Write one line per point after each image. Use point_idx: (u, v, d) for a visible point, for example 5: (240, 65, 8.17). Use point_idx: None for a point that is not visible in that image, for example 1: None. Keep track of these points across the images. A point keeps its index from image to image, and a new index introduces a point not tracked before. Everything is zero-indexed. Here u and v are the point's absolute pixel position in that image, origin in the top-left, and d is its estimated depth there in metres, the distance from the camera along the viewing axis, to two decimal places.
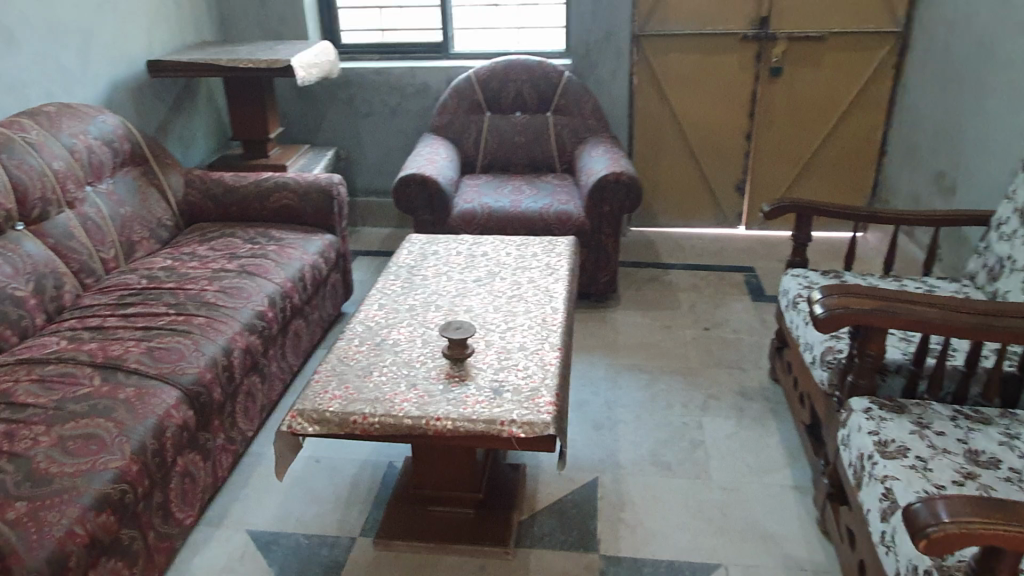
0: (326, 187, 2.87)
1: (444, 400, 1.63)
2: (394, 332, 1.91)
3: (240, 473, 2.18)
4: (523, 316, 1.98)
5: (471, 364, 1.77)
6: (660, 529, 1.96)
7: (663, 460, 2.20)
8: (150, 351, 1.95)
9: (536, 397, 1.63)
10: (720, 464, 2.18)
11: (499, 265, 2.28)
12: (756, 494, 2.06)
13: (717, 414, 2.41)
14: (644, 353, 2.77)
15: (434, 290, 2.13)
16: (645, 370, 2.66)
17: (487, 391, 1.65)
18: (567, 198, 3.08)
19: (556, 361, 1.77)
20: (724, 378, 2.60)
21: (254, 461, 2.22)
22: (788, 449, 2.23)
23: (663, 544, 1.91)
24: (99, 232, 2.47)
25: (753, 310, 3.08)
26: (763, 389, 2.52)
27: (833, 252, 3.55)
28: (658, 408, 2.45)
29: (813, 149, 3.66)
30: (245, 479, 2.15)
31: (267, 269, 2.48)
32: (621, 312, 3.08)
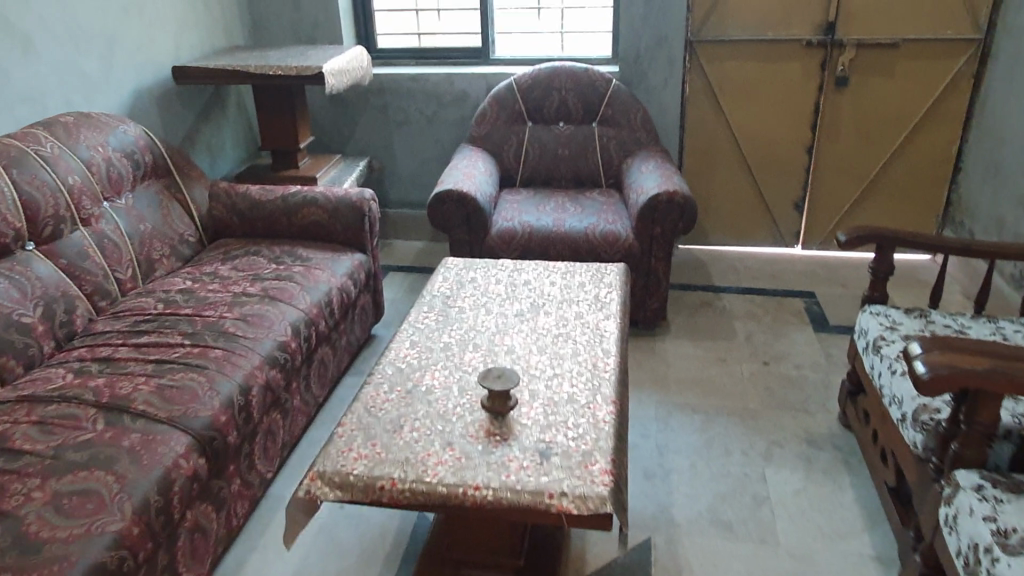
0: (357, 202, 2.68)
1: (483, 463, 1.42)
2: (428, 376, 1.71)
3: (259, 517, 2.00)
4: (571, 359, 1.76)
5: (513, 418, 1.56)
6: None
7: (723, 519, 1.97)
8: (161, 389, 1.78)
9: (590, 463, 1.42)
10: (789, 526, 1.94)
11: (542, 296, 2.08)
12: (832, 565, 1.82)
13: (782, 465, 2.17)
14: (698, 390, 2.54)
15: (471, 326, 1.93)
16: (699, 409, 2.43)
17: (533, 454, 1.44)
18: (614, 217, 2.86)
19: (610, 417, 1.55)
20: (787, 422, 2.36)
21: (274, 504, 2.04)
22: (865, 510, 1.98)
23: None
24: (116, 251, 2.31)
25: (817, 343, 2.83)
26: (833, 437, 2.28)
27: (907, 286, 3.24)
28: (715, 455, 2.21)
29: (879, 165, 3.38)
30: (263, 525, 1.97)
31: (292, 293, 2.30)
32: (671, 342, 2.85)
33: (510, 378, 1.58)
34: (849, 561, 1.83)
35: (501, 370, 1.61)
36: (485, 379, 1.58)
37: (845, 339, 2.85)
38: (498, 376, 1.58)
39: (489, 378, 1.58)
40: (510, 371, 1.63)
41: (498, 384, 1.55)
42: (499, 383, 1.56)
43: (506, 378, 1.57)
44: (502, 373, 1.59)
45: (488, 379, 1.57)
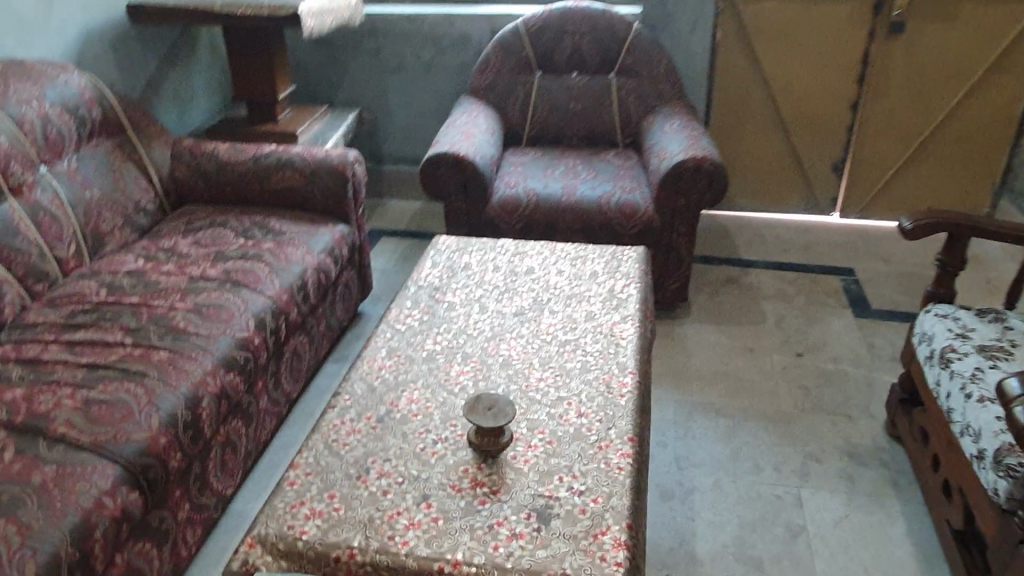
0: (338, 166, 2.34)
1: (466, 529, 1.13)
2: (406, 398, 1.41)
3: (216, 540, 1.74)
4: (578, 379, 1.46)
5: (507, 460, 1.27)
6: None
7: (751, 555, 1.69)
8: (88, 405, 1.49)
9: (600, 532, 1.12)
10: (829, 566, 1.65)
11: (547, 290, 1.76)
12: None
13: (820, 485, 1.87)
14: (723, 386, 2.23)
15: (460, 329, 1.62)
16: (724, 411, 2.13)
17: (529, 517, 1.15)
18: (632, 185, 2.51)
19: (626, 463, 1.25)
20: (826, 429, 2.05)
21: (233, 526, 1.78)
22: (918, 547, 1.70)
23: None
24: (55, 225, 2.00)
25: (857, 329, 2.50)
26: (880, 450, 1.97)
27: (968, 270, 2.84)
28: (743, 470, 1.92)
29: (933, 125, 2.99)
30: (219, 551, 1.71)
31: (258, 277, 1.99)
32: (692, 326, 2.53)
33: (502, 410, 1.28)
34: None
35: (493, 398, 1.31)
36: (470, 411, 1.28)
37: (889, 325, 2.52)
38: (488, 409, 1.28)
39: (475, 411, 1.28)
40: (504, 399, 1.33)
41: (487, 421, 1.25)
42: (488, 418, 1.26)
43: (496, 411, 1.27)
44: (493, 403, 1.30)
45: (473, 412, 1.28)
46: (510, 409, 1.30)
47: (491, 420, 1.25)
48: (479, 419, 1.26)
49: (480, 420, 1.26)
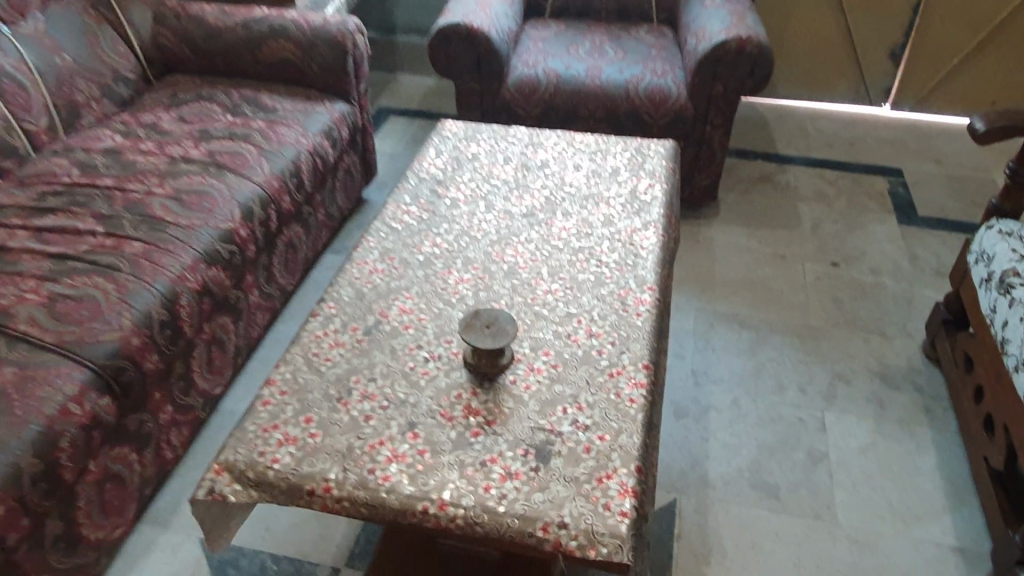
0: (336, 36, 2.09)
1: (456, 466, 1.01)
2: (397, 309, 1.27)
3: (205, 440, 1.67)
4: (591, 293, 1.30)
5: (505, 385, 1.13)
6: None
7: (767, 482, 1.58)
8: (53, 301, 1.37)
9: (605, 475, 1.00)
10: (850, 498, 1.55)
11: (562, 189, 1.57)
12: (900, 559, 1.45)
13: (846, 410, 1.74)
14: (749, 296, 2.06)
15: (462, 230, 1.45)
16: (749, 324, 1.97)
17: (527, 454, 1.03)
18: (665, 68, 2.24)
19: (639, 396, 1.11)
20: (857, 348, 1.90)
21: (223, 426, 1.70)
22: (946, 480, 1.58)
23: None
24: (20, 94, 1.81)
25: (900, 238, 2.29)
26: (914, 373, 1.83)
27: None
28: (765, 390, 1.79)
29: (1011, 8, 2.64)
30: (208, 452, 1.64)
31: (245, 161, 1.81)
32: (719, 228, 2.33)
33: (501, 329, 1.13)
34: (922, 553, 1.46)
35: (492, 313, 1.16)
36: (466, 328, 1.14)
37: (935, 235, 2.31)
38: (485, 327, 1.14)
39: (471, 329, 1.14)
40: (506, 315, 1.18)
41: (483, 341, 1.11)
42: (485, 339, 1.11)
43: (494, 330, 1.13)
44: (491, 320, 1.15)
45: (469, 330, 1.13)
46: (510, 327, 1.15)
47: (489, 341, 1.11)
48: (475, 338, 1.12)
49: (475, 340, 1.11)
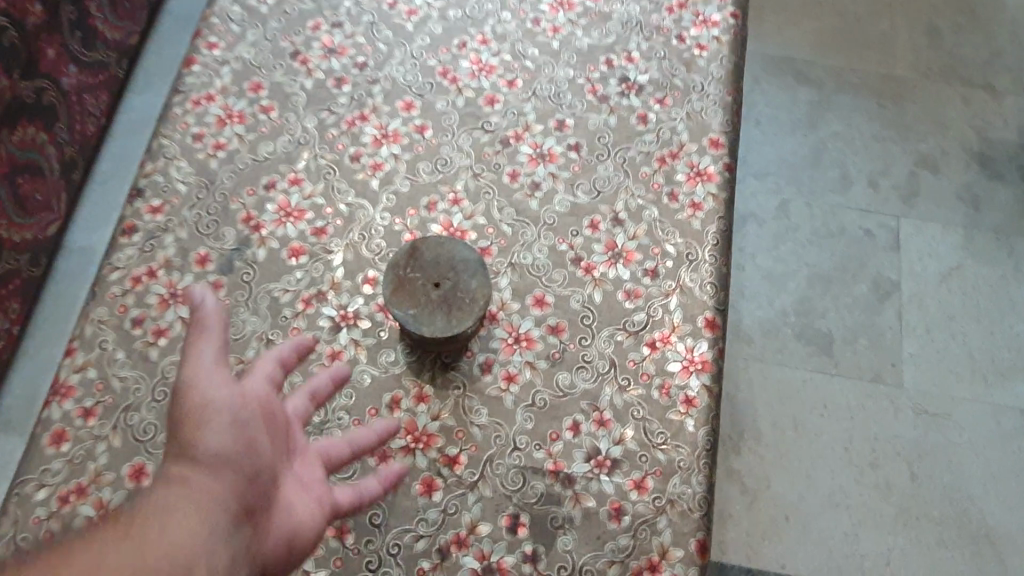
0: None
1: (398, 560, 0.60)
2: (274, 208, 0.72)
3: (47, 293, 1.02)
4: (613, 156, 0.75)
5: (476, 378, 0.66)
6: (807, 502, 1.09)
7: (819, 329, 1.19)
8: None
9: (646, 568, 0.60)
10: (924, 350, 1.18)
11: None
12: (976, 432, 1.13)
13: (930, 214, 1.27)
14: (814, 25, 1.43)
15: (379, 15, 0.81)
16: (810, 74, 1.38)
17: (516, 530, 0.61)
18: None
19: (701, 390, 0.66)
20: (953, 111, 1.36)
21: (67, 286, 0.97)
22: None
23: (800, 543, 1.07)
24: None
25: None
26: None
27: None
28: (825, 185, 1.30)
29: None
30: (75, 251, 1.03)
31: None
32: None
33: (467, 294, 0.63)
34: (1007, 422, 1.14)
35: (448, 250, 0.64)
36: (394, 295, 0.62)
37: None
38: (434, 291, 0.63)
39: (405, 296, 0.62)
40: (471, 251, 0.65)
41: (431, 330, 0.61)
42: (435, 322, 0.62)
43: (452, 299, 0.62)
44: (447, 270, 0.63)
45: (400, 301, 0.62)
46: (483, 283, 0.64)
47: (441, 327, 0.62)
48: (417, 321, 0.62)
49: (417, 325, 0.62)
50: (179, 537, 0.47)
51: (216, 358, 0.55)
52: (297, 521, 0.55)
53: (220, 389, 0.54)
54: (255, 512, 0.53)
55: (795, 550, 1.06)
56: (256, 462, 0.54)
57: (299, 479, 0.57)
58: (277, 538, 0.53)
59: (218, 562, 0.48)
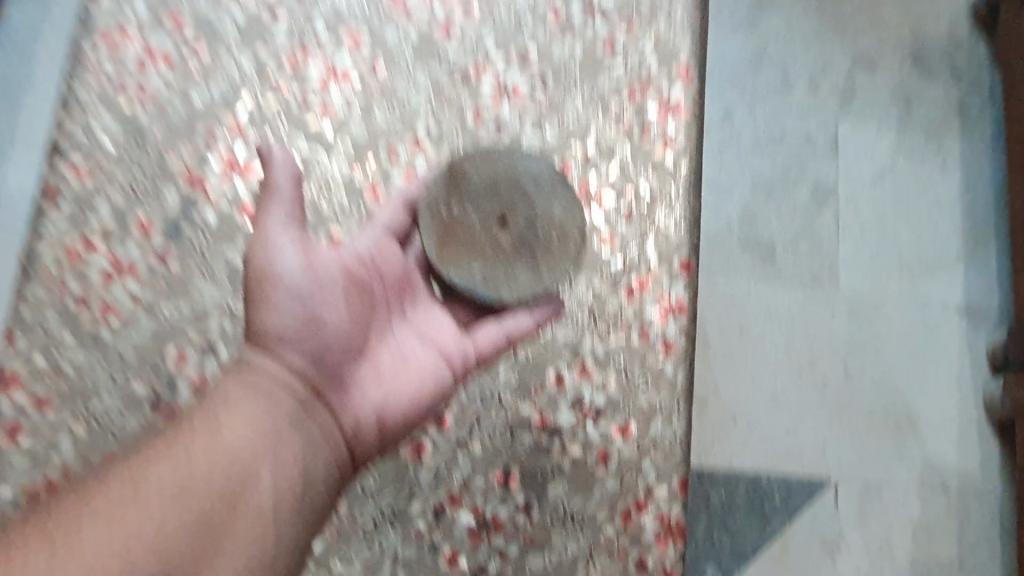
0: None
1: (397, 522, 0.63)
2: None
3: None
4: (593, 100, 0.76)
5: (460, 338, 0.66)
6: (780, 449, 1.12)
7: (762, 238, 1.20)
8: None
9: (633, 507, 0.63)
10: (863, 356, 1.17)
11: None
12: (903, 325, 1.19)
13: (864, 117, 1.28)
14: None
15: None
16: None
17: (510, 484, 0.64)
18: None
19: (678, 335, 0.67)
20: (888, 9, 1.34)
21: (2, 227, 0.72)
22: (970, 214, 1.26)
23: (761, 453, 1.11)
24: None
25: None
26: (956, 50, 1.33)
27: None
28: (767, 91, 1.27)
29: None
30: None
31: None
32: None
33: (540, 245, 0.63)
34: (905, 381, 1.17)
35: (511, 184, 0.64)
36: (440, 236, 0.62)
37: None
38: (496, 241, 0.62)
39: (457, 240, 0.62)
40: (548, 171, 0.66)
41: (497, 291, 0.62)
42: (501, 282, 0.62)
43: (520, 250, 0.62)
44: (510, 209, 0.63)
45: (447, 246, 0.62)
46: (570, 226, 0.64)
47: (512, 288, 0.61)
48: (483, 274, 0.61)
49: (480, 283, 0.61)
50: (254, 409, 0.56)
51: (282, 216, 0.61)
52: (381, 383, 0.62)
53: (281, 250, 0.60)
54: (336, 372, 0.60)
55: (744, 444, 1.11)
56: (328, 318, 0.60)
57: (431, 327, 0.65)
58: (367, 402, 0.61)
59: (296, 429, 0.57)
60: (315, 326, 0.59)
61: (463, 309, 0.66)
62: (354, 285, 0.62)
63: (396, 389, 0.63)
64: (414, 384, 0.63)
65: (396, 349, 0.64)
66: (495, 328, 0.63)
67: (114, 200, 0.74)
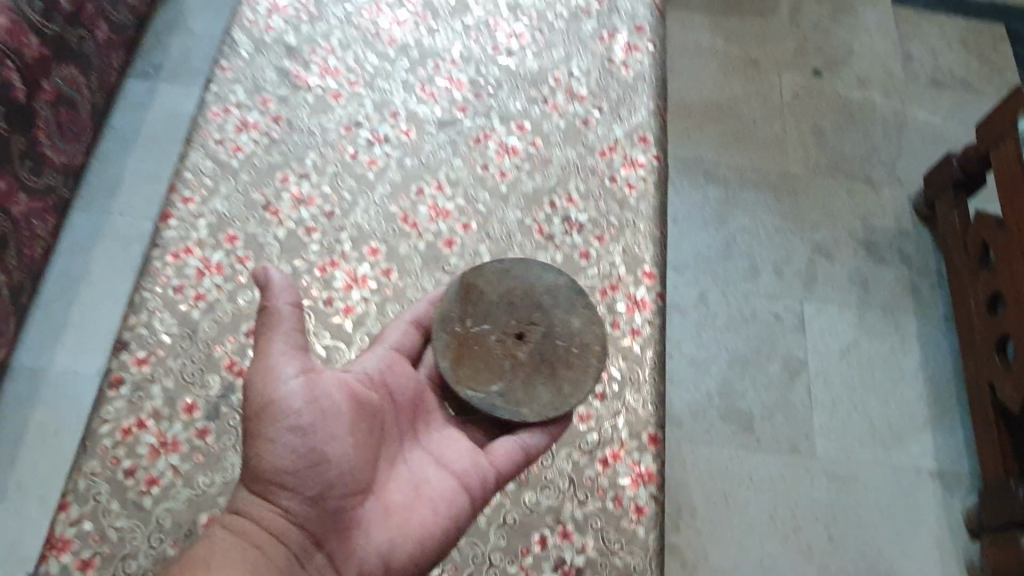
0: None
1: None
2: None
3: (43, 406, 1.12)
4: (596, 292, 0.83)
5: None
6: None
7: (741, 408, 1.30)
8: None
9: None
10: (844, 522, 1.23)
11: (489, 65, 0.99)
12: (881, 490, 1.26)
13: (827, 297, 1.42)
14: (716, 129, 1.59)
15: (341, 167, 0.91)
16: (717, 174, 1.53)
17: None
18: None
19: (649, 499, 0.75)
20: (841, 204, 1.53)
21: (65, 403, 1.13)
22: (932, 385, 1.36)
23: None
24: None
25: (892, 27, 1.76)
26: (904, 239, 1.50)
27: None
28: (737, 276, 1.42)
29: None
30: (84, 360, 1.16)
31: None
32: (676, 16, 1.72)
33: (558, 358, 0.72)
34: (886, 547, 1.22)
35: (530, 300, 0.74)
36: (455, 353, 0.71)
37: (934, 19, 1.78)
38: (513, 353, 0.71)
39: (471, 356, 0.71)
40: (566, 287, 0.75)
41: (516, 411, 0.70)
42: (520, 401, 0.70)
43: (538, 364, 0.71)
44: (527, 321, 0.73)
45: (461, 363, 0.71)
46: (589, 333, 0.74)
47: (532, 406, 0.70)
48: (501, 394, 0.70)
49: (499, 401, 0.70)
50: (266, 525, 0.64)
51: (286, 344, 0.68)
52: (388, 504, 0.69)
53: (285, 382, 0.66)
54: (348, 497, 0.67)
55: None
56: (337, 452, 0.66)
57: (442, 450, 0.73)
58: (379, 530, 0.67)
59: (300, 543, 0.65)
60: (323, 454, 0.65)
61: (479, 431, 0.75)
62: (359, 405, 0.70)
63: (405, 511, 0.69)
64: (425, 507, 0.69)
65: (410, 476, 0.71)
66: (513, 443, 0.71)
67: (168, 386, 0.77)
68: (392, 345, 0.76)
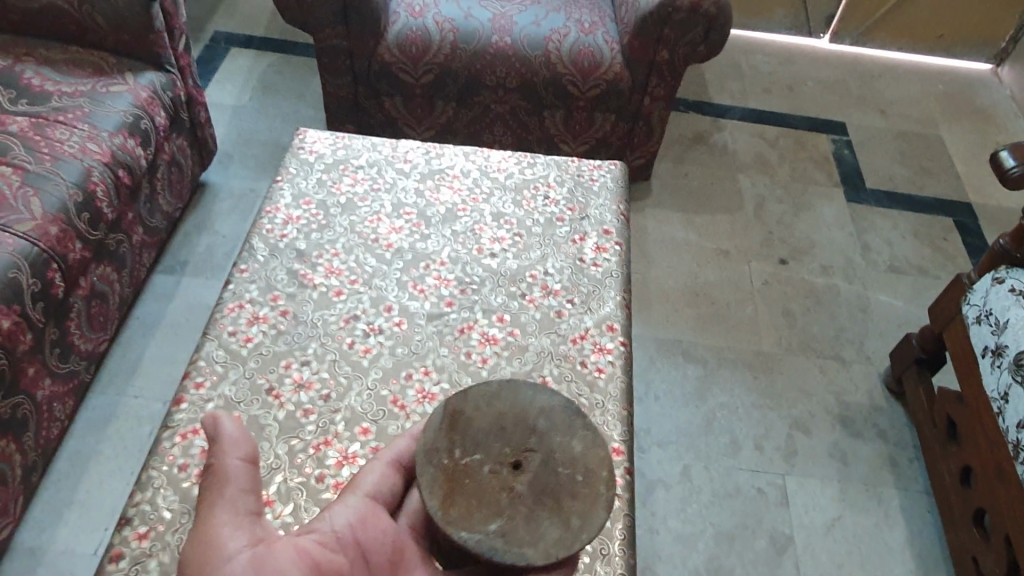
0: None
1: None
2: None
3: None
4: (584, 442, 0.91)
5: None
6: None
7: None
8: None
9: None
10: None
11: (473, 266, 1.13)
12: None
13: (809, 472, 1.46)
14: (693, 313, 1.71)
15: (340, 354, 1.01)
16: (695, 354, 1.63)
17: None
18: (593, 19, 1.67)
19: None
20: (815, 382, 1.61)
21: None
22: (920, 560, 1.37)
23: None
24: None
25: (850, 221, 1.94)
26: (878, 414, 1.57)
27: (981, 134, 2.26)
28: (718, 451, 1.48)
29: None
30: (84, 537, 1.21)
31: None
32: (653, 213, 1.91)
33: (559, 491, 0.74)
34: None
35: (524, 427, 0.77)
36: (448, 490, 0.72)
37: (887, 214, 1.97)
38: (512, 488, 0.73)
39: (466, 492, 0.72)
40: (560, 409, 0.80)
41: (521, 553, 0.69)
42: (524, 541, 0.70)
43: (539, 498, 0.72)
44: (524, 451, 0.75)
45: (457, 503, 0.71)
46: (587, 461, 0.77)
47: (538, 546, 0.70)
48: (501, 534, 0.70)
49: (500, 541, 0.70)
50: None
51: (229, 511, 0.67)
52: None
53: (229, 555, 0.63)
54: None
55: None
56: None
57: None
58: None
59: None
60: None
61: None
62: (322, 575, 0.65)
63: None
64: None
65: None
66: None
67: (165, 560, 0.82)
68: (364, 494, 0.75)
